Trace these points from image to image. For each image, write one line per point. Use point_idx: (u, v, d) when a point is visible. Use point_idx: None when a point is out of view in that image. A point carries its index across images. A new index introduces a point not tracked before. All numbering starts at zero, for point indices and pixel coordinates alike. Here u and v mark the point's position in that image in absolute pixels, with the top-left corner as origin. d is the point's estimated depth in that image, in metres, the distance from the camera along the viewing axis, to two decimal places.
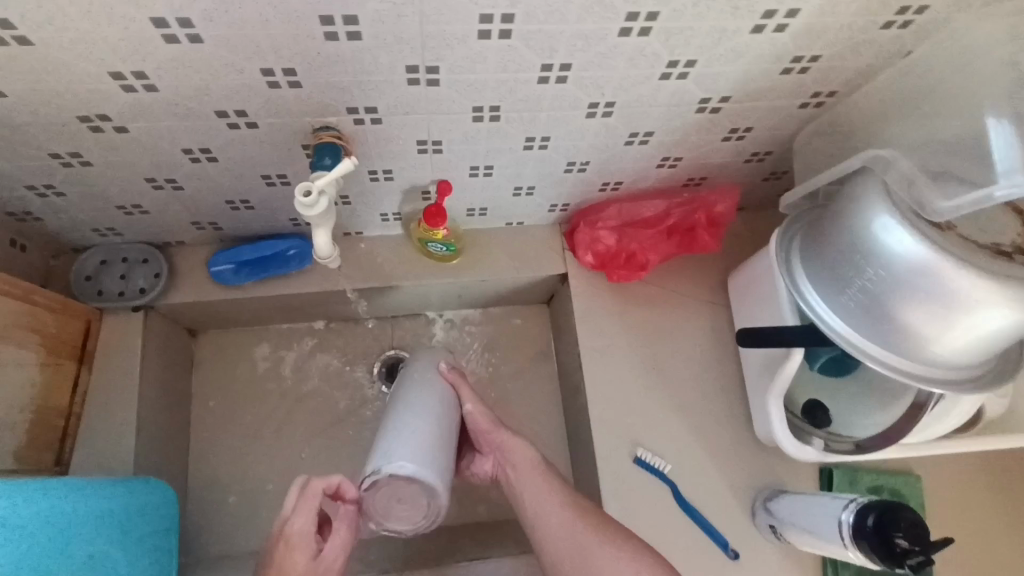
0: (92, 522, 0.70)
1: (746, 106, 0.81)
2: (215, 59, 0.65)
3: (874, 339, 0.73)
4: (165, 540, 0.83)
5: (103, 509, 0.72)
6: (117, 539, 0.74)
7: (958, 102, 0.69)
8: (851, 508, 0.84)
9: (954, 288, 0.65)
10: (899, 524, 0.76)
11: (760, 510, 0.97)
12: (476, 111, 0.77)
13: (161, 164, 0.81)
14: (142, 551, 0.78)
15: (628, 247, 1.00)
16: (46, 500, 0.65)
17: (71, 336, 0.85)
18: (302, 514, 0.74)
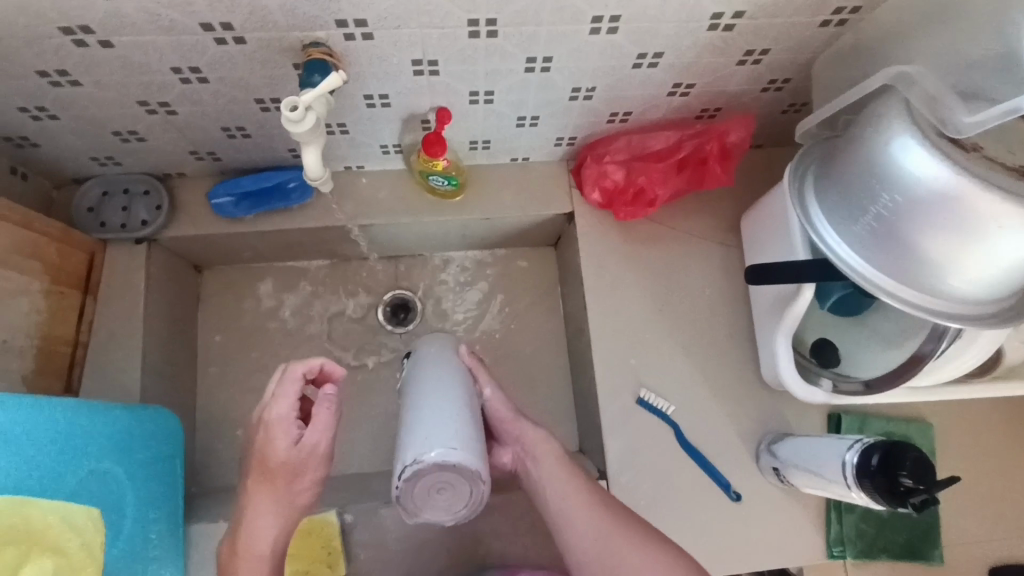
0: (96, 442, 0.68)
1: (762, 22, 0.71)
2: (155, 15, 0.60)
3: (890, 273, 0.65)
4: (169, 467, 0.81)
5: (103, 431, 0.70)
6: (123, 460, 0.72)
7: (994, 14, 0.61)
8: (856, 448, 0.74)
9: (977, 209, 0.58)
10: (902, 462, 0.66)
11: (765, 452, 0.93)
12: (472, 25, 0.67)
13: (148, 87, 0.72)
14: (146, 474, 0.76)
15: (635, 182, 0.93)
16: (44, 417, 0.62)
17: (74, 266, 0.88)
18: (285, 399, 0.72)
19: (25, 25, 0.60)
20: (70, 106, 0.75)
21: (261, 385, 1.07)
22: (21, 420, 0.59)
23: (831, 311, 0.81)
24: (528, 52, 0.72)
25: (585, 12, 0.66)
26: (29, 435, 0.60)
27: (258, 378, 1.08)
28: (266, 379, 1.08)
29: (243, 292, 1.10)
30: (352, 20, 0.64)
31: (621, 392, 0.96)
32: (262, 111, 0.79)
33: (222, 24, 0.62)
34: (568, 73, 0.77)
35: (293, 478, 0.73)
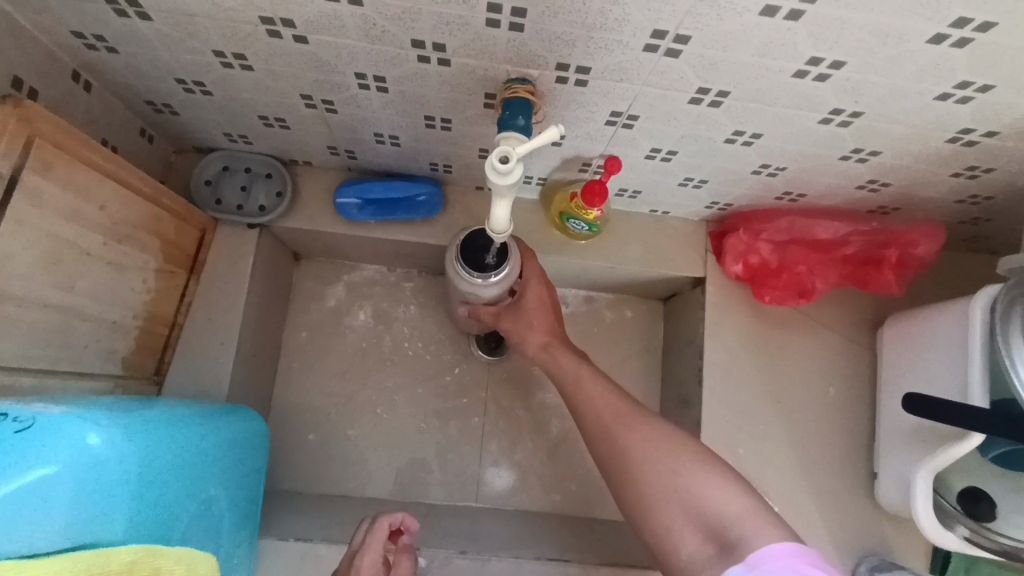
0: (203, 463, 0.63)
1: (1009, 145, 0.64)
2: (373, 25, 0.54)
3: None
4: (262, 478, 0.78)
5: (217, 447, 0.66)
6: (222, 478, 0.67)
7: None
8: None
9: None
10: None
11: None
12: (699, 92, 0.59)
13: (320, 86, 0.66)
14: (245, 487, 0.73)
15: (791, 266, 0.86)
16: (165, 445, 0.57)
17: (186, 244, 0.82)
18: (371, 550, 0.75)
19: (228, 7, 0.54)
20: (230, 87, 0.68)
21: (339, 390, 1.02)
22: (148, 452, 0.55)
23: (992, 463, 0.75)
24: (740, 126, 0.65)
25: (829, 102, 0.59)
26: (156, 467, 0.55)
27: (336, 382, 1.02)
28: (344, 385, 1.02)
29: (337, 290, 1.05)
30: (575, 67, 0.57)
31: None
32: (426, 127, 0.73)
33: (435, 44, 0.56)
34: (766, 151, 0.70)
35: None
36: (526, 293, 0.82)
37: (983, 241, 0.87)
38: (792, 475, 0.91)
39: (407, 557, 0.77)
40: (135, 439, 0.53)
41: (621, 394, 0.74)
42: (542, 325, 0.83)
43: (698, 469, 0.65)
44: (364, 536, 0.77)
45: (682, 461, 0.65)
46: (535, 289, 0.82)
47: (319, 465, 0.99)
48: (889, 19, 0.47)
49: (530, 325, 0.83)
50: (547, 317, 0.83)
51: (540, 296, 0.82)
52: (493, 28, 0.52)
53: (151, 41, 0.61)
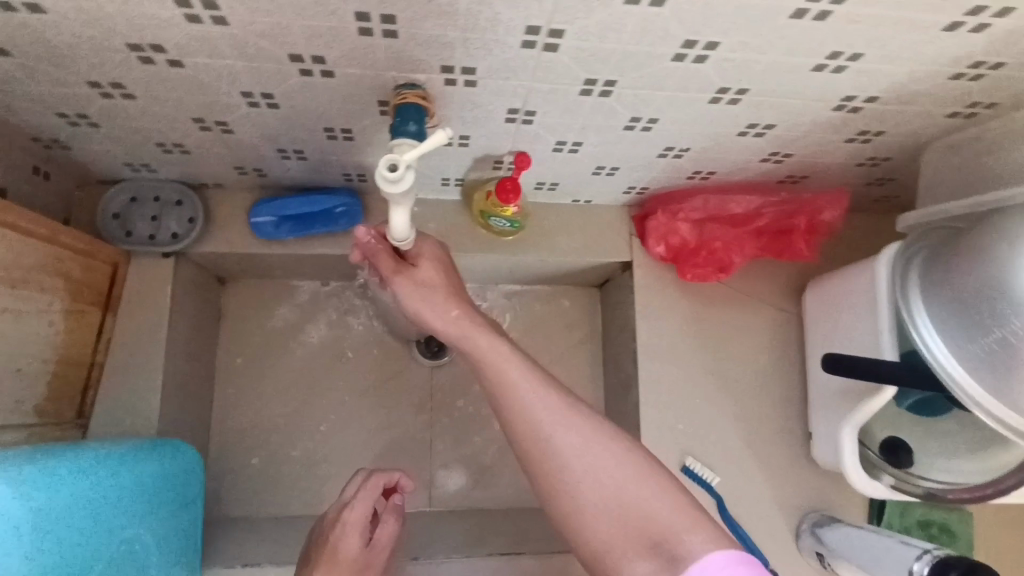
0: (124, 501, 0.64)
1: (890, 109, 0.66)
2: (246, 42, 0.53)
3: (991, 390, 0.61)
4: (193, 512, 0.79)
5: (138, 486, 0.67)
6: (146, 515, 0.68)
7: None
8: (925, 560, 0.71)
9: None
10: (959, 562, 0.68)
11: (807, 534, 0.90)
12: (588, 83, 0.60)
13: (209, 107, 0.64)
14: (172, 523, 0.73)
15: (709, 243, 0.88)
16: (86, 486, 0.58)
17: (97, 281, 0.79)
18: (361, 504, 0.77)
19: (91, 37, 0.52)
20: (115, 116, 0.66)
21: (281, 411, 1.00)
22: (66, 497, 0.56)
23: (908, 411, 0.78)
24: (636, 112, 0.66)
25: (714, 82, 0.60)
26: (72, 513, 0.56)
27: (278, 403, 1.01)
28: (286, 405, 1.01)
29: (269, 310, 1.03)
30: (460, 68, 0.57)
31: (667, 458, 0.92)
32: (328, 139, 0.71)
33: (313, 56, 0.55)
34: (667, 133, 0.72)
35: None
36: (418, 271, 0.68)
37: (889, 200, 0.91)
38: (732, 443, 0.93)
39: (393, 519, 0.78)
40: (52, 486, 0.54)
41: (513, 363, 0.65)
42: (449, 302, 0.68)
43: (596, 455, 0.61)
44: (355, 490, 0.79)
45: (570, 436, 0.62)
46: (433, 266, 0.68)
47: (266, 489, 0.97)
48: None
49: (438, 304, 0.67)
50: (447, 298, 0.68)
51: (432, 270, 0.68)
52: (367, 36, 0.52)
53: (19, 77, 0.58)
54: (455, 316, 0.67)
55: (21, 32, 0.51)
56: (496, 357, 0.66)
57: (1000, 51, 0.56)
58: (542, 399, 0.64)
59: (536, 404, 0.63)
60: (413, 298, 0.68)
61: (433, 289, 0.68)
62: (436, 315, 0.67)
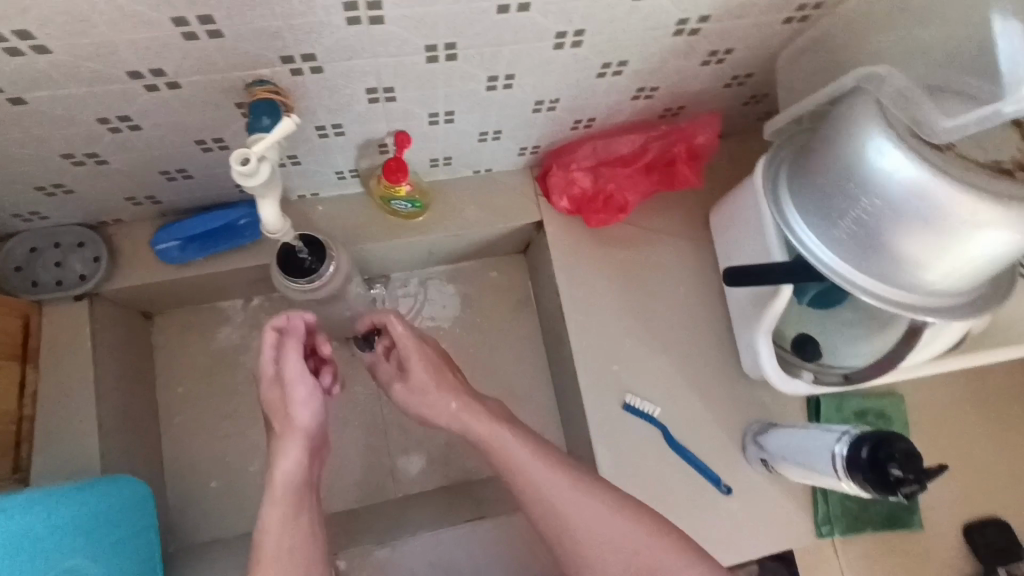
0: (58, 534, 0.63)
1: (726, 25, 0.69)
2: (79, 65, 0.54)
3: (866, 269, 0.65)
4: (146, 540, 0.79)
5: (74, 518, 0.65)
6: (89, 548, 0.67)
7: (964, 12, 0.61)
8: (844, 440, 0.76)
9: (965, 211, 0.58)
10: (893, 454, 0.69)
11: (751, 444, 0.94)
12: (430, 50, 0.62)
13: (73, 140, 0.65)
14: (122, 554, 0.73)
15: (604, 188, 0.91)
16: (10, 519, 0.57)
17: (9, 334, 0.80)
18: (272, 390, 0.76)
19: None
20: None
21: (232, 431, 1.01)
22: None
23: (810, 306, 0.83)
24: (490, 71, 0.68)
25: (549, 28, 0.63)
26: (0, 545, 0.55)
27: (228, 423, 1.02)
28: (236, 424, 1.02)
29: (202, 335, 1.04)
30: (300, 56, 0.59)
31: (607, 400, 0.95)
32: (204, 152, 0.73)
33: (152, 69, 0.57)
34: (530, 88, 0.74)
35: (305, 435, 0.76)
36: (408, 371, 0.84)
37: (769, 116, 0.94)
38: (668, 373, 0.97)
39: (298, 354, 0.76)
40: None
41: (485, 427, 0.81)
42: (442, 379, 0.83)
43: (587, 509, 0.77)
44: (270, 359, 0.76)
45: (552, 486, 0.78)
46: (422, 364, 0.83)
47: (231, 508, 0.99)
48: None
49: (436, 383, 0.82)
50: (439, 374, 0.83)
51: (425, 357, 0.84)
52: (194, 39, 0.54)
53: None
54: (451, 403, 0.82)
55: None
56: (486, 441, 0.81)
57: None
58: (536, 467, 0.79)
59: (530, 466, 0.79)
60: (409, 392, 0.83)
61: (417, 386, 0.83)
62: (438, 403, 0.82)
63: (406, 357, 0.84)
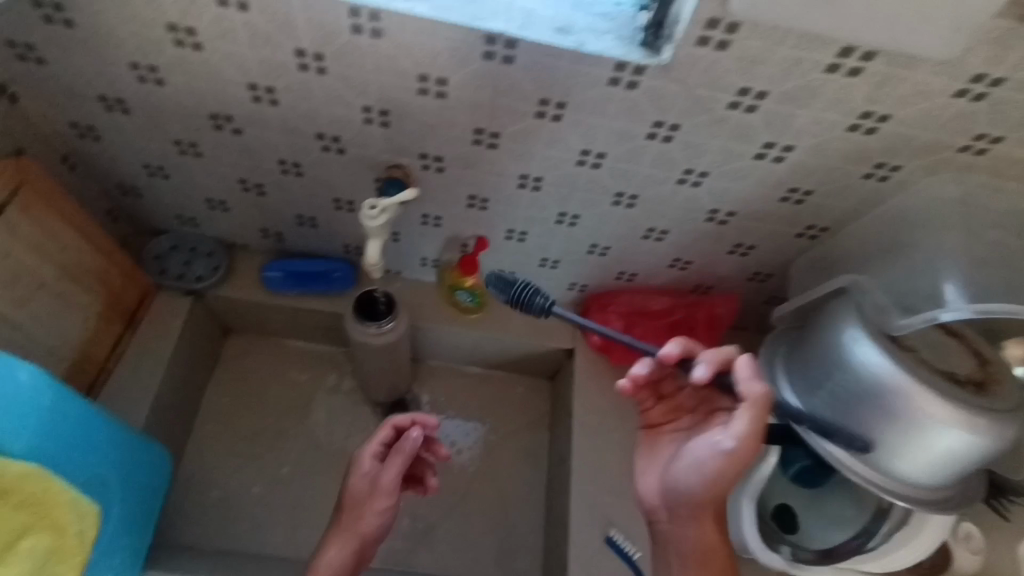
0: (67, 430, 0.64)
1: (750, 223, 0.88)
2: (286, 121, 0.78)
3: (835, 438, 0.76)
4: (126, 514, 0.77)
5: (104, 469, 0.70)
6: (77, 467, 0.65)
7: None
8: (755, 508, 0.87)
9: (917, 400, 0.69)
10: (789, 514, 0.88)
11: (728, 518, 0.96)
12: (522, 178, 0.84)
13: (256, 169, 0.88)
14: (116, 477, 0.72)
15: (634, 334, 1.06)
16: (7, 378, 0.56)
17: (126, 301, 0.98)
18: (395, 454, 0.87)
19: (188, 105, 0.77)
20: (185, 172, 0.91)
21: (245, 451, 1.11)
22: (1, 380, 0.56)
23: (792, 481, 0.89)
24: (562, 206, 0.89)
25: (611, 186, 0.83)
26: None
27: (230, 454, 1.10)
28: (251, 446, 1.11)
29: (262, 354, 1.19)
30: (432, 155, 0.81)
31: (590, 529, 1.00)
32: (336, 209, 0.95)
33: (332, 136, 0.79)
34: (589, 231, 0.94)
35: (359, 513, 0.87)
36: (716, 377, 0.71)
37: None
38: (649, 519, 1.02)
39: (390, 431, 0.89)
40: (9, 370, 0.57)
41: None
42: (705, 534, 0.75)
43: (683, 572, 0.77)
44: (371, 451, 0.89)
45: (679, 540, 0.77)
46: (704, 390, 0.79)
47: (216, 534, 1.04)
48: (618, 122, 0.71)
49: (705, 461, 0.71)
50: (709, 494, 0.73)
51: (708, 539, 0.76)
52: (368, 125, 0.77)
53: (127, 132, 0.83)
54: (703, 511, 0.74)
55: (152, 101, 0.77)
56: (704, 506, 0.74)
57: (805, 178, 0.77)
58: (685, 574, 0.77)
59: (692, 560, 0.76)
60: (665, 485, 0.77)
61: (692, 499, 0.74)
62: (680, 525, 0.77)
63: (679, 484, 0.75)
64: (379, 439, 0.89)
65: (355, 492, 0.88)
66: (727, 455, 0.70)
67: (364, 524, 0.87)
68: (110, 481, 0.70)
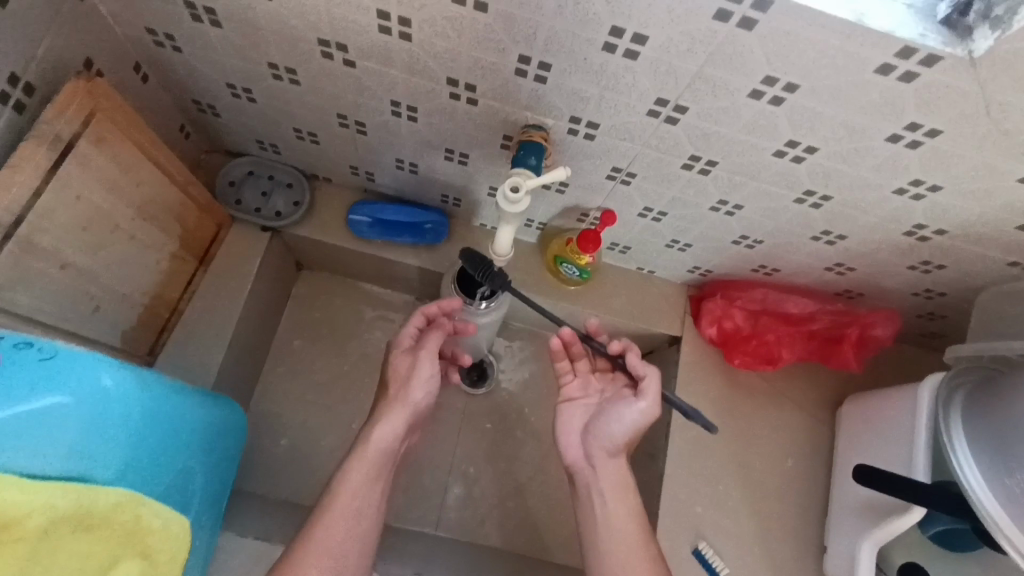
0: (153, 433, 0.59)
1: (956, 245, 0.71)
2: (415, 59, 0.62)
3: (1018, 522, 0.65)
4: (213, 497, 0.73)
5: (187, 466, 0.65)
6: (163, 469, 0.61)
7: None
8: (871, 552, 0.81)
9: None
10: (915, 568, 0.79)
11: (832, 544, 0.90)
12: (691, 159, 0.67)
13: (363, 106, 0.73)
14: (199, 470, 0.68)
15: (761, 335, 0.93)
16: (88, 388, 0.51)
17: (201, 236, 0.86)
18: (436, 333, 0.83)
19: (294, 26, 0.61)
20: (275, 99, 0.76)
21: (314, 400, 1.04)
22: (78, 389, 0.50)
23: (930, 541, 0.79)
24: (725, 195, 0.73)
25: (803, 183, 0.66)
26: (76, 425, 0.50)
27: (299, 401, 1.03)
28: (321, 394, 1.04)
29: (335, 296, 1.09)
30: (586, 121, 0.64)
31: (680, 537, 0.91)
32: (445, 159, 0.80)
33: (467, 84, 0.63)
34: (746, 222, 0.78)
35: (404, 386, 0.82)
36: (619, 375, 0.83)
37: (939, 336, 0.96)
38: (746, 538, 0.93)
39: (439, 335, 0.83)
40: (87, 380, 0.51)
41: None
42: (618, 474, 0.79)
43: None
44: (412, 333, 0.84)
45: (600, 508, 0.79)
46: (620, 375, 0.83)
47: (281, 484, 0.99)
48: (857, 115, 0.54)
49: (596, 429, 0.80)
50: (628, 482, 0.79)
51: (630, 509, 0.78)
52: (520, 77, 0.60)
53: (215, 47, 0.68)
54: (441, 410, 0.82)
55: (252, 16, 0.62)
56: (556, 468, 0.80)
57: None
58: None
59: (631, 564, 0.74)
60: (588, 428, 0.82)
61: (614, 445, 0.79)
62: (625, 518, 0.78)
63: (613, 438, 0.79)
64: (415, 324, 0.84)
65: (398, 369, 0.83)
66: (645, 415, 0.76)
67: (413, 395, 0.82)
68: (191, 481, 0.66)
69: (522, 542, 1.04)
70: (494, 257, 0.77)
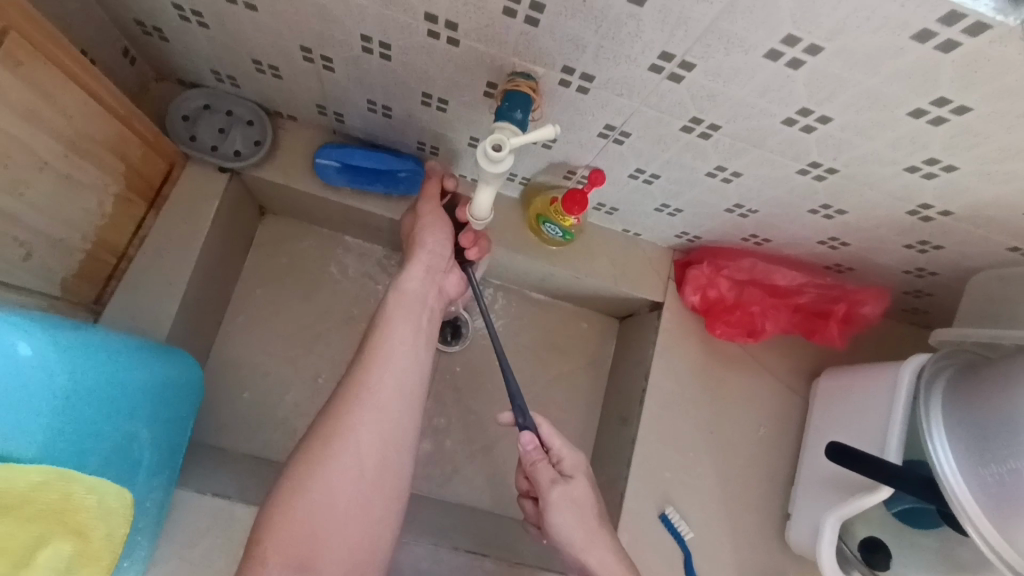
0: (85, 399, 0.55)
1: (959, 227, 0.68)
2: None
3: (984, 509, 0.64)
4: (168, 460, 0.69)
5: (134, 429, 0.61)
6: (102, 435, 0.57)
7: None
8: (833, 526, 0.79)
9: None
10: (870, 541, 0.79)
11: (804, 505, 0.89)
12: (691, 121, 0.61)
13: (330, 38, 0.64)
14: (150, 433, 0.64)
15: (745, 306, 0.91)
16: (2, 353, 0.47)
17: (150, 175, 0.78)
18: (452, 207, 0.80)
19: None
20: (230, 23, 0.67)
21: (277, 352, 0.99)
22: None
23: (891, 514, 0.81)
24: (724, 161, 0.67)
25: (809, 154, 0.61)
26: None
27: (260, 353, 0.98)
28: (285, 346, 0.99)
29: (300, 243, 1.02)
30: (580, 72, 0.58)
31: (648, 502, 0.90)
32: (422, 104, 0.72)
33: (448, 21, 0.56)
34: (743, 191, 0.73)
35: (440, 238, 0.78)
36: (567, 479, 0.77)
37: (922, 314, 0.94)
38: (713, 505, 0.93)
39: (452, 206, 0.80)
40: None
41: None
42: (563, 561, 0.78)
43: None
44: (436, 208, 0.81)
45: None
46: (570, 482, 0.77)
47: (241, 436, 0.95)
48: (880, 82, 0.49)
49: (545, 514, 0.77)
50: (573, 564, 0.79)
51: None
52: (509, 17, 0.53)
53: None
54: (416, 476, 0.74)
55: None
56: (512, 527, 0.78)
57: None
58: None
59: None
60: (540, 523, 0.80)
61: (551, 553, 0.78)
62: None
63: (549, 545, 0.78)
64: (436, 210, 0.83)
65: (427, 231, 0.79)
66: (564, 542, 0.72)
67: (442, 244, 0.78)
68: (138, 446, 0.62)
69: (489, 500, 1.03)
70: (470, 218, 0.73)
